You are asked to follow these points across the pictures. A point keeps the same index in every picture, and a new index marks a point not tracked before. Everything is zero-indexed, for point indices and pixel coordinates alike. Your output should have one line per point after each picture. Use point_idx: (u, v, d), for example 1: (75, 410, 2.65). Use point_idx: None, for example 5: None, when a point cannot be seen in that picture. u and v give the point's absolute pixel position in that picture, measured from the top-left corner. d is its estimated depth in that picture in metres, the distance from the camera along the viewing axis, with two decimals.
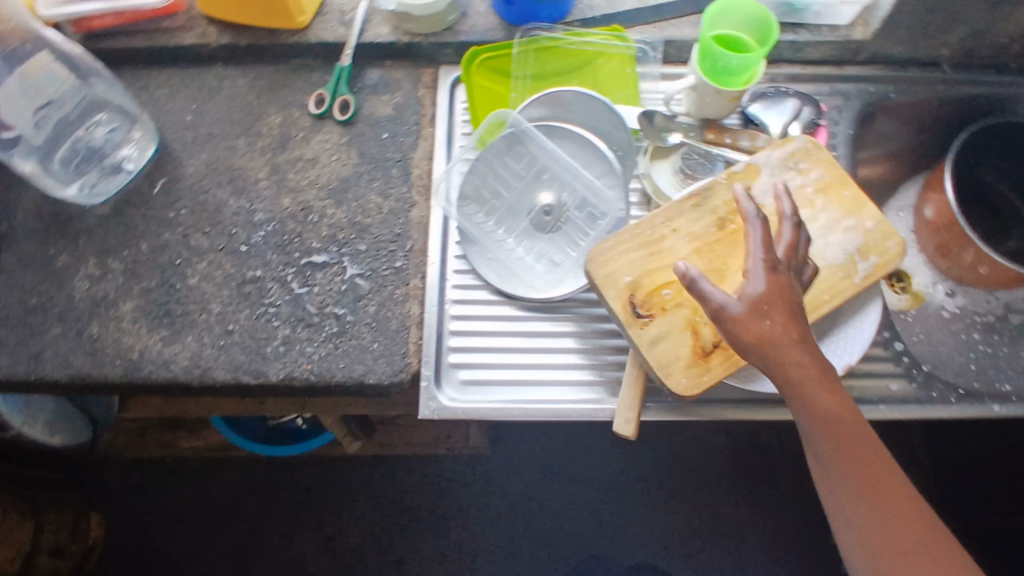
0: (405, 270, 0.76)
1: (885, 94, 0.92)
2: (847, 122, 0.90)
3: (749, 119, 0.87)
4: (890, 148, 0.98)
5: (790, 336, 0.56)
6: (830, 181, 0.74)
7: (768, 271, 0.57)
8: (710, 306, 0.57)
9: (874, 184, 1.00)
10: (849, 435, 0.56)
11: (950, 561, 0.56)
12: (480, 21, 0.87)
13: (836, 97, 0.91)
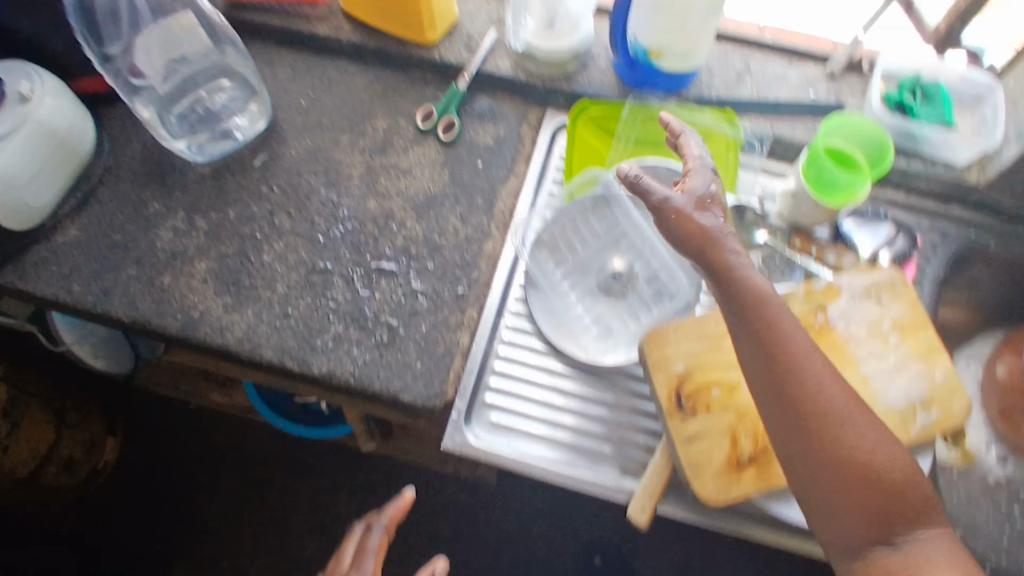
0: (465, 297, 0.77)
1: (987, 242, 0.88)
2: (940, 261, 0.87)
3: (841, 234, 0.85)
4: (978, 296, 0.94)
5: (724, 227, 0.62)
6: (910, 322, 0.72)
7: (707, 171, 0.65)
8: (654, 199, 0.63)
9: (952, 328, 0.96)
10: (785, 348, 0.57)
11: (881, 481, 0.55)
12: (597, 77, 0.89)
13: (935, 233, 0.89)
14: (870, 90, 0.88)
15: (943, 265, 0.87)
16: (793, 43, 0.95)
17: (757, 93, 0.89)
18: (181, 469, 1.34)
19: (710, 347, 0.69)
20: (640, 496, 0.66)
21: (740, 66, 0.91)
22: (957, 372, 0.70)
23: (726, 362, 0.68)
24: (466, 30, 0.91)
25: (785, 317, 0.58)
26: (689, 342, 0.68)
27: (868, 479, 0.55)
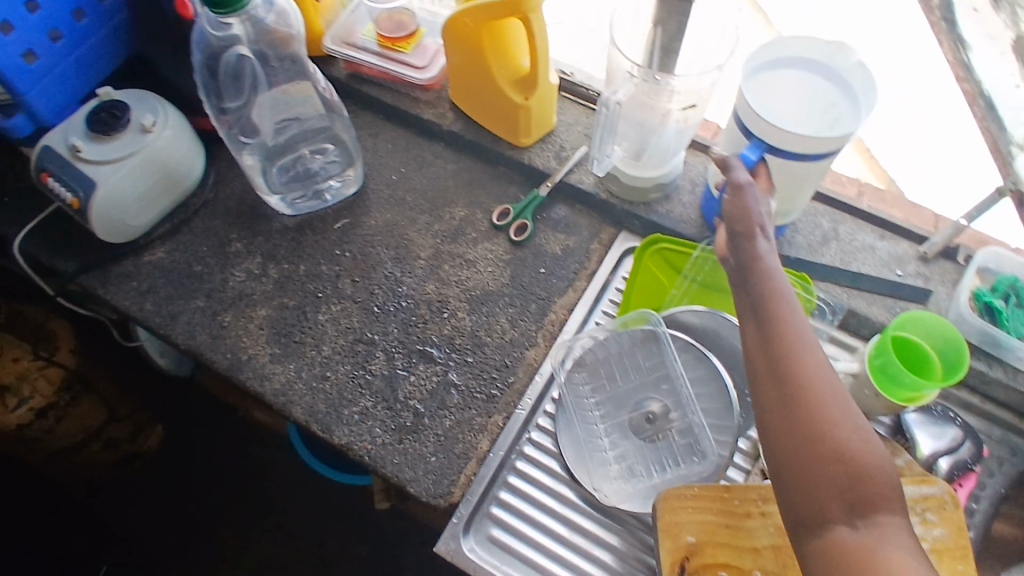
0: (495, 400, 0.78)
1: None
2: (1009, 481, 0.80)
3: (901, 427, 0.80)
4: None
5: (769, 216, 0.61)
6: (950, 546, 0.67)
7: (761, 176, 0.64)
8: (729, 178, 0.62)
9: None
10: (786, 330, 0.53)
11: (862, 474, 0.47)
12: (677, 209, 0.89)
13: (1009, 449, 0.82)
14: (963, 280, 0.83)
15: (1013, 486, 0.80)
16: (888, 214, 0.92)
17: (838, 260, 0.86)
18: (207, 479, 1.32)
19: (727, 523, 0.65)
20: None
21: (827, 228, 0.89)
22: None
23: (742, 544, 0.64)
24: (560, 139, 0.94)
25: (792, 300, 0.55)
26: (704, 512, 0.66)
27: (840, 461, 0.47)
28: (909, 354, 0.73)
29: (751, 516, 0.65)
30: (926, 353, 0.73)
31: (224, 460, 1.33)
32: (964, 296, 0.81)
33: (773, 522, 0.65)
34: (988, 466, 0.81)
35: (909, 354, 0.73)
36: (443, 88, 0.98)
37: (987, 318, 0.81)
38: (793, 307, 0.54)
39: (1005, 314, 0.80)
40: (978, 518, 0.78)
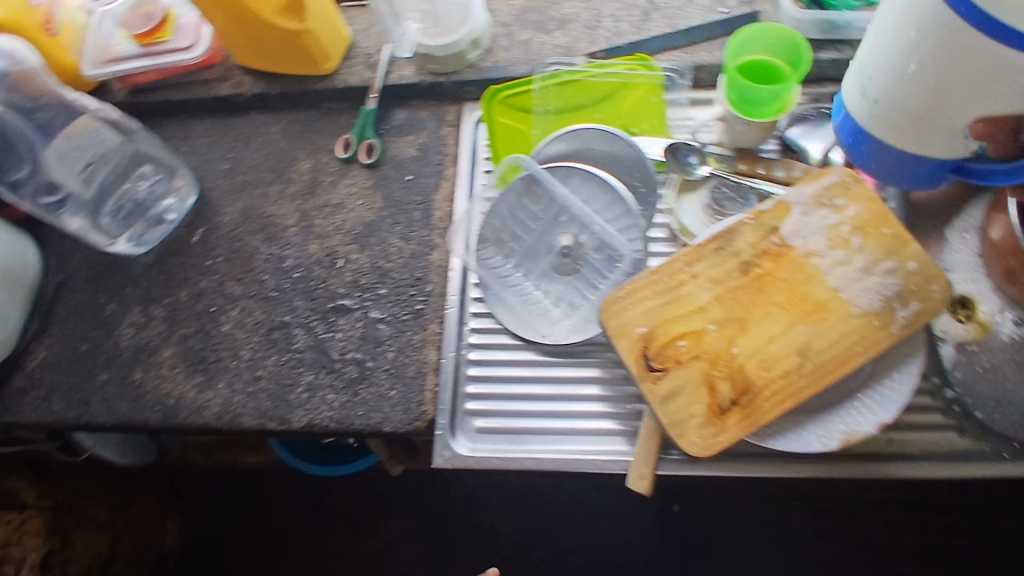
0: (424, 312, 0.77)
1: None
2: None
3: (788, 144, 0.82)
4: None
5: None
6: (870, 219, 0.68)
7: None
8: None
9: None
10: None
11: None
12: (502, 56, 0.87)
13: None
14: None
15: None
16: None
17: (668, 26, 0.84)
18: (231, 540, 1.30)
19: (668, 299, 0.68)
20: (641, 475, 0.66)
21: (645, 4, 0.87)
22: (928, 256, 0.67)
23: (688, 310, 0.67)
24: (362, 48, 0.91)
25: None
26: (645, 301, 0.68)
27: None
28: (753, 68, 0.73)
29: (685, 284, 0.68)
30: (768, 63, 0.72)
31: (244, 515, 1.31)
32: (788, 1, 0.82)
33: (705, 279, 0.68)
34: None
35: (752, 70, 0.73)
36: (226, 58, 0.92)
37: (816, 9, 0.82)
38: None
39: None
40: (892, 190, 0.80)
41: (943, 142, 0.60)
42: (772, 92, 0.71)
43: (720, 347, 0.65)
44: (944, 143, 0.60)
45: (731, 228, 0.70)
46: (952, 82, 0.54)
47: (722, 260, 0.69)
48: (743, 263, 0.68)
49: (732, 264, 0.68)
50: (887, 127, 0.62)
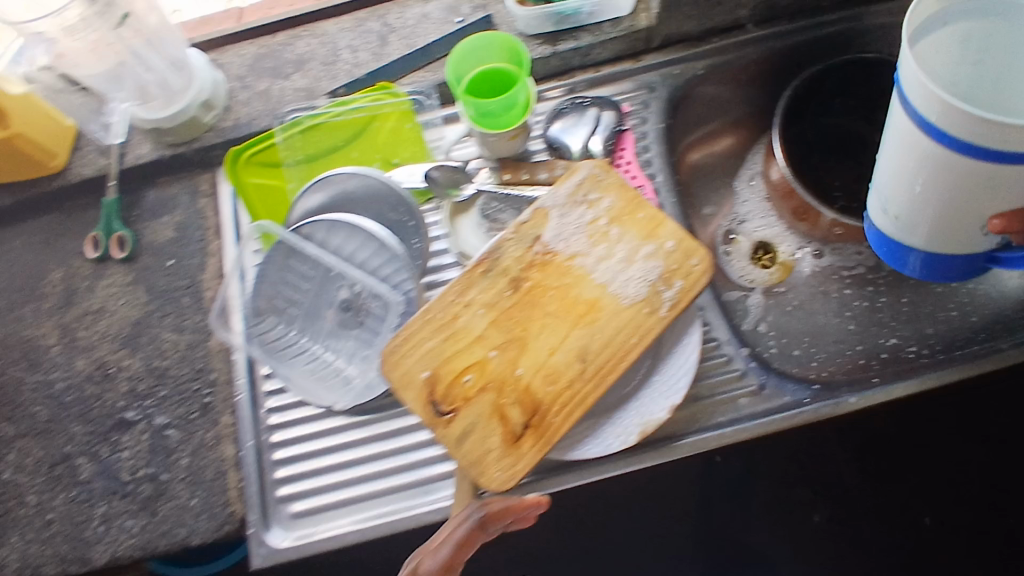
0: (213, 404, 0.74)
1: (695, 72, 0.84)
2: (660, 115, 0.83)
3: (551, 142, 0.81)
4: (709, 126, 0.96)
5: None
6: (624, 207, 0.69)
7: None
8: None
9: (708, 164, 0.98)
10: None
11: None
12: (243, 112, 0.82)
13: (645, 92, 0.84)
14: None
15: (665, 120, 0.83)
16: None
17: (406, 46, 0.81)
18: None
19: (447, 335, 0.66)
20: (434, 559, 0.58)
21: (379, 28, 0.83)
22: (683, 230, 0.68)
23: (467, 342, 0.65)
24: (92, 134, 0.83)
25: None
26: (423, 343, 0.65)
27: None
28: (481, 83, 0.71)
29: (460, 315, 0.66)
30: (488, 75, 0.71)
31: None
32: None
33: (479, 305, 0.67)
34: (639, 118, 0.83)
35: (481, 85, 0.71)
36: None
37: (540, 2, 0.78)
38: None
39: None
40: (659, 164, 0.81)
41: (966, 240, 0.63)
42: (512, 97, 0.70)
43: (504, 372, 0.64)
44: (968, 245, 0.63)
45: (494, 247, 0.68)
46: (983, 192, 0.57)
47: (492, 282, 0.67)
48: (512, 279, 0.67)
49: (502, 283, 0.67)
50: (920, 233, 0.65)
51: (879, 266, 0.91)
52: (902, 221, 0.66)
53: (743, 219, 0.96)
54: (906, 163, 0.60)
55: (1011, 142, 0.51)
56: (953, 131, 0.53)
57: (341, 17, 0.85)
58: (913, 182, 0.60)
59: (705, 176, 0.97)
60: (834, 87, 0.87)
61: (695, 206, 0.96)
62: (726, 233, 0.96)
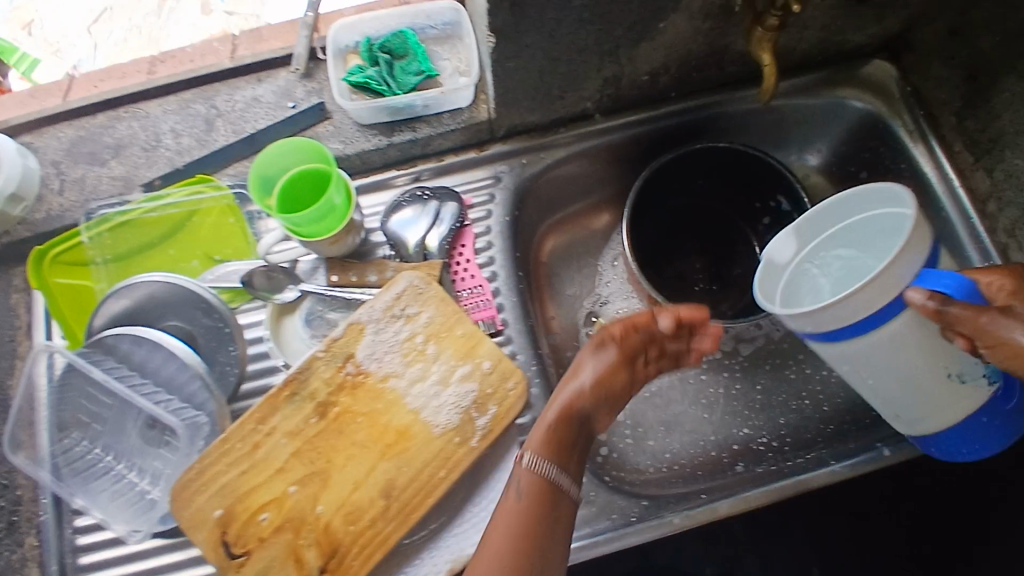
0: (18, 524, 0.69)
1: (545, 162, 0.82)
2: (506, 206, 0.80)
3: (390, 238, 0.77)
4: (571, 207, 0.94)
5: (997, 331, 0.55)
6: (442, 323, 0.66)
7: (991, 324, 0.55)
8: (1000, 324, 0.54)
9: (574, 241, 0.95)
10: None
11: None
12: (55, 202, 0.76)
13: (492, 181, 0.81)
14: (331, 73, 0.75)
15: (511, 211, 0.81)
16: (255, 54, 0.81)
17: (233, 133, 0.76)
18: None
19: (247, 467, 0.63)
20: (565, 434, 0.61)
21: (206, 111, 0.78)
22: (502, 349, 0.65)
23: (268, 474, 0.62)
24: None
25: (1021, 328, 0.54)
26: (220, 478, 0.62)
27: None
28: (294, 191, 0.67)
29: (261, 443, 0.63)
30: (294, 185, 0.67)
31: None
32: (338, 90, 0.73)
33: (282, 433, 0.63)
34: (485, 210, 0.80)
35: (292, 194, 0.67)
36: None
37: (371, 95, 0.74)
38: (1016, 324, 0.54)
39: (377, 79, 0.74)
40: (503, 260, 0.79)
41: (961, 395, 0.64)
42: (329, 202, 0.66)
43: (304, 509, 0.61)
44: (968, 397, 0.63)
45: (303, 367, 0.64)
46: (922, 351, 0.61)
47: (298, 407, 0.64)
48: (320, 404, 0.64)
49: (308, 409, 0.63)
50: (928, 419, 0.66)
51: (736, 350, 0.91)
52: (912, 422, 0.68)
53: (606, 300, 0.93)
54: (848, 369, 0.66)
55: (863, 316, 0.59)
56: (825, 328, 0.61)
57: (166, 96, 0.79)
58: (869, 378, 0.66)
59: (570, 255, 0.95)
60: (691, 174, 0.86)
61: (556, 288, 0.93)
62: (589, 314, 0.93)
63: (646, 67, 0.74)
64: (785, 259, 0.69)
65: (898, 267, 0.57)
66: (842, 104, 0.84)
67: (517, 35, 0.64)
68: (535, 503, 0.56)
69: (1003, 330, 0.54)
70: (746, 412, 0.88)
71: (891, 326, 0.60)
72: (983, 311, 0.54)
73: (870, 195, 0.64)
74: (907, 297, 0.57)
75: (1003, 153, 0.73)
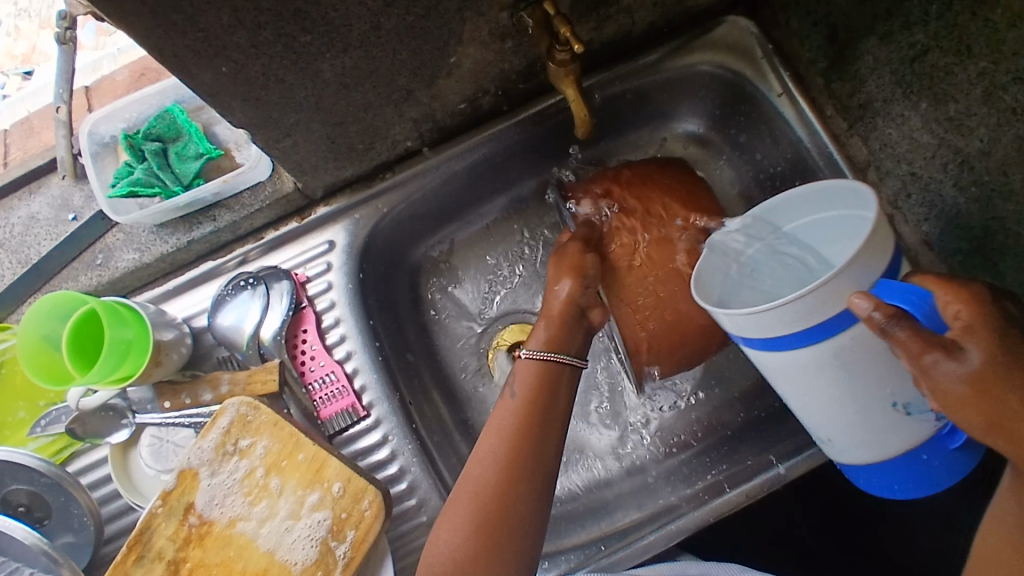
0: None
1: (383, 212, 0.72)
2: (348, 269, 0.71)
3: (221, 341, 0.69)
4: None
5: (951, 373, 0.43)
6: (279, 450, 0.61)
7: (954, 370, 0.43)
8: (954, 361, 0.43)
9: (448, 260, 0.81)
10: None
11: None
12: None
13: (326, 247, 0.71)
14: (96, 177, 0.67)
15: (355, 274, 0.71)
16: (23, 164, 0.73)
17: (19, 263, 0.68)
18: None
19: None
20: (528, 339, 0.65)
21: None
22: (351, 465, 0.61)
23: None
24: None
25: (979, 376, 0.43)
26: None
27: None
28: (84, 338, 0.62)
29: None
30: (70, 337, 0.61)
31: None
32: (106, 201, 0.65)
33: None
34: (324, 281, 0.71)
35: (86, 342, 0.62)
36: None
37: (148, 198, 0.66)
38: (970, 366, 0.43)
39: (149, 177, 0.66)
40: (356, 334, 0.71)
41: (893, 433, 0.53)
42: (116, 339, 0.60)
43: None
44: (900, 436, 0.53)
45: (143, 527, 0.59)
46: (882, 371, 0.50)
47: (148, 568, 0.58)
48: (171, 562, 0.59)
49: (159, 570, 0.59)
50: (860, 450, 0.55)
51: None
52: (846, 453, 0.56)
53: (499, 319, 0.81)
54: (781, 381, 0.55)
55: (814, 317, 0.47)
56: (762, 332, 0.50)
57: None
58: (800, 396, 0.54)
59: (447, 279, 0.81)
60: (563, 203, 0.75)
61: (435, 317, 0.80)
62: (479, 338, 0.80)
63: (458, 97, 0.64)
64: (733, 248, 0.59)
65: (852, 268, 0.46)
66: (698, 73, 0.74)
67: (276, 122, 0.55)
68: (519, 444, 0.57)
69: (947, 371, 0.43)
70: (661, 417, 0.79)
71: (839, 339, 0.48)
72: (931, 345, 0.43)
73: (843, 193, 0.53)
74: (852, 304, 0.45)
75: (875, 120, 0.66)
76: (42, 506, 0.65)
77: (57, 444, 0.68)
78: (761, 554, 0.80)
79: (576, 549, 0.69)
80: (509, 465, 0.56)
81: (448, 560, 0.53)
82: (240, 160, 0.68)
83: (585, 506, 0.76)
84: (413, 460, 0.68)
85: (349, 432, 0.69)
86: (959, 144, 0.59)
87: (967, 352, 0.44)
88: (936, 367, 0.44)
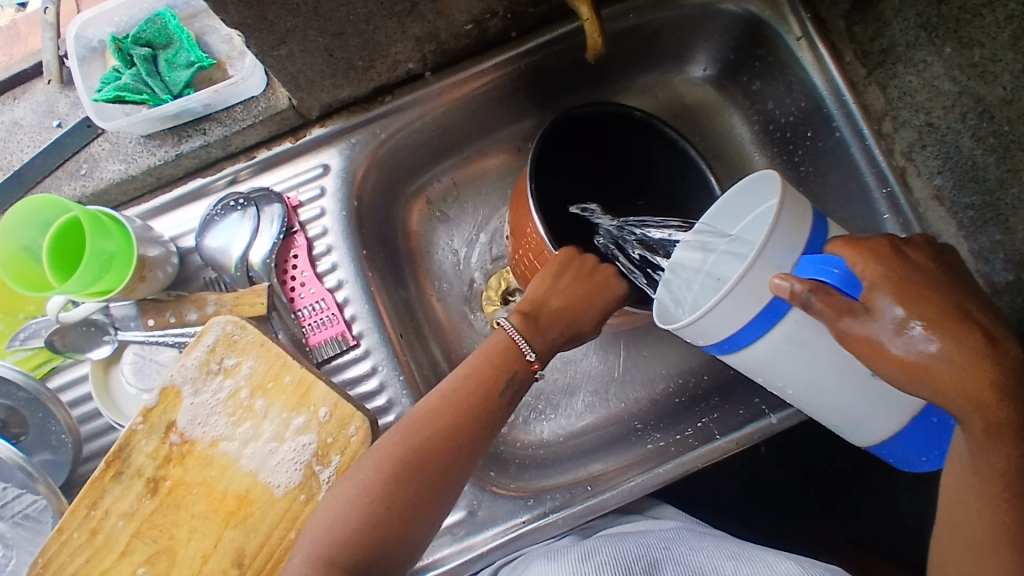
0: None
1: (380, 138, 0.69)
2: (342, 195, 0.69)
3: (207, 262, 0.67)
4: None
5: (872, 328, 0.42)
6: (266, 372, 0.60)
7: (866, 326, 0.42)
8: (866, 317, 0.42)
9: (448, 196, 0.79)
10: (947, 374, 0.41)
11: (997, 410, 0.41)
12: None
13: (320, 170, 0.69)
14: (82, 81, 0.64)
15: (349, 201, 0.69)
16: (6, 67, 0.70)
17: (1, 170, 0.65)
18: None
19: (90, 555, 0.56)
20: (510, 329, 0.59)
21: None
22: (339, 391, 0.59)
23: (108, 563, 0.56)
24: None
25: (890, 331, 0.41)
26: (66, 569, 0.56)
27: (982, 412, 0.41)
28: (66, 249, 0.60)
29: (98, 529, 0.57)
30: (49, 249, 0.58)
31: None
32: (92, 105, 0.63)
33: (116, 515, 0.57)
34: (318, 207, 0.69)
35: (65, 251, 0.60)
36: None
37: (134, 105, 0.64)
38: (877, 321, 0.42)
39: (137, 83, 0.63)
40: (348, 264, 0.69)
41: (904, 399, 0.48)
42: (96, 251, 0.57)
43: None
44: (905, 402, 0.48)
45: (122, 443, 0.58)
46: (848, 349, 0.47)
47: (127, 485, 0.57)
48: (149, 481, 0.58)
49: (138, 487, 0.57)
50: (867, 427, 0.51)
51: None
52: (857, 435, 0.53)
53: (498, 257, 0.79)
54: (765, 379, 0.52)
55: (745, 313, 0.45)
56: (714, 334, 0.47)
57: None
58: (789, 388, 0.51)
59: (445, 216, 0.79)
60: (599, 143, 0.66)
61: (431, 255, 0.78)
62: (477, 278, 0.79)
63: (464, 15, 0.61)
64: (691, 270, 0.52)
65: (774, 243, 0.44)
66: (717, 11, 0.71)
67: (271, 25, 0.52)
68: (480, 405, 0.55)
69: (860, 331, 0.42)
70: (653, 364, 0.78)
71: (785, 325, 0.46)
72: (843, 310, 0.42)
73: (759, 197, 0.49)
74: (776, 288, 0.43)
75: (895, 67, 0.64)
76: (19, 422, 0.63)
77: (36, 359, 0.66)
78: (746, 505, 0.80)
79: (562, 487, 0.68)
80: (452, 424, 0.54)
81: (358, 496, 0.51)
82: (231, 72, 0.65)
83: (571, 450, 0.75)
84: (403, 392, 0.66)
85: (337, 361, 0.67)
86: (981, 92, 0.57)
87: (875, 308, 0.42)
88: (855, 330, 0.42)
